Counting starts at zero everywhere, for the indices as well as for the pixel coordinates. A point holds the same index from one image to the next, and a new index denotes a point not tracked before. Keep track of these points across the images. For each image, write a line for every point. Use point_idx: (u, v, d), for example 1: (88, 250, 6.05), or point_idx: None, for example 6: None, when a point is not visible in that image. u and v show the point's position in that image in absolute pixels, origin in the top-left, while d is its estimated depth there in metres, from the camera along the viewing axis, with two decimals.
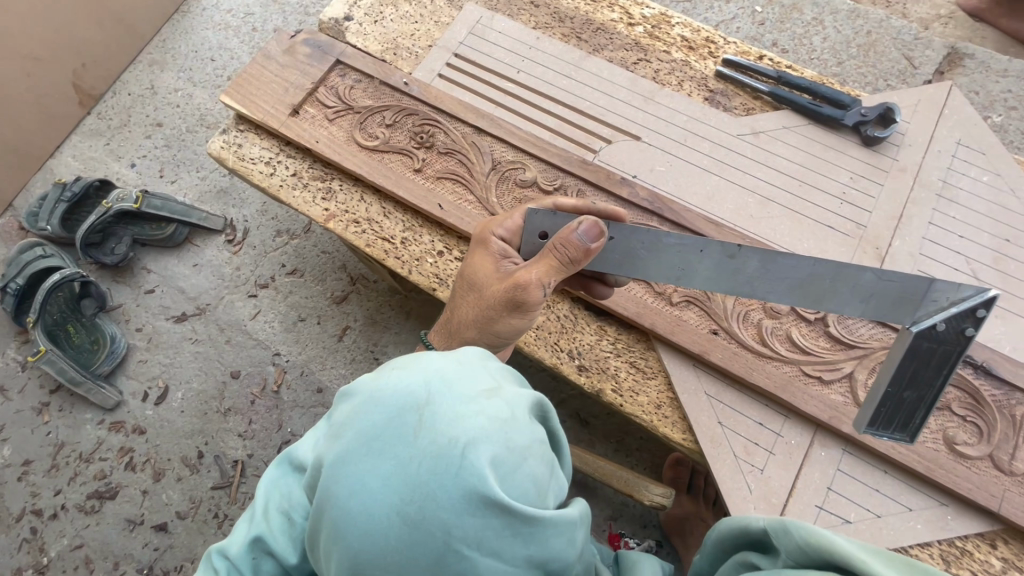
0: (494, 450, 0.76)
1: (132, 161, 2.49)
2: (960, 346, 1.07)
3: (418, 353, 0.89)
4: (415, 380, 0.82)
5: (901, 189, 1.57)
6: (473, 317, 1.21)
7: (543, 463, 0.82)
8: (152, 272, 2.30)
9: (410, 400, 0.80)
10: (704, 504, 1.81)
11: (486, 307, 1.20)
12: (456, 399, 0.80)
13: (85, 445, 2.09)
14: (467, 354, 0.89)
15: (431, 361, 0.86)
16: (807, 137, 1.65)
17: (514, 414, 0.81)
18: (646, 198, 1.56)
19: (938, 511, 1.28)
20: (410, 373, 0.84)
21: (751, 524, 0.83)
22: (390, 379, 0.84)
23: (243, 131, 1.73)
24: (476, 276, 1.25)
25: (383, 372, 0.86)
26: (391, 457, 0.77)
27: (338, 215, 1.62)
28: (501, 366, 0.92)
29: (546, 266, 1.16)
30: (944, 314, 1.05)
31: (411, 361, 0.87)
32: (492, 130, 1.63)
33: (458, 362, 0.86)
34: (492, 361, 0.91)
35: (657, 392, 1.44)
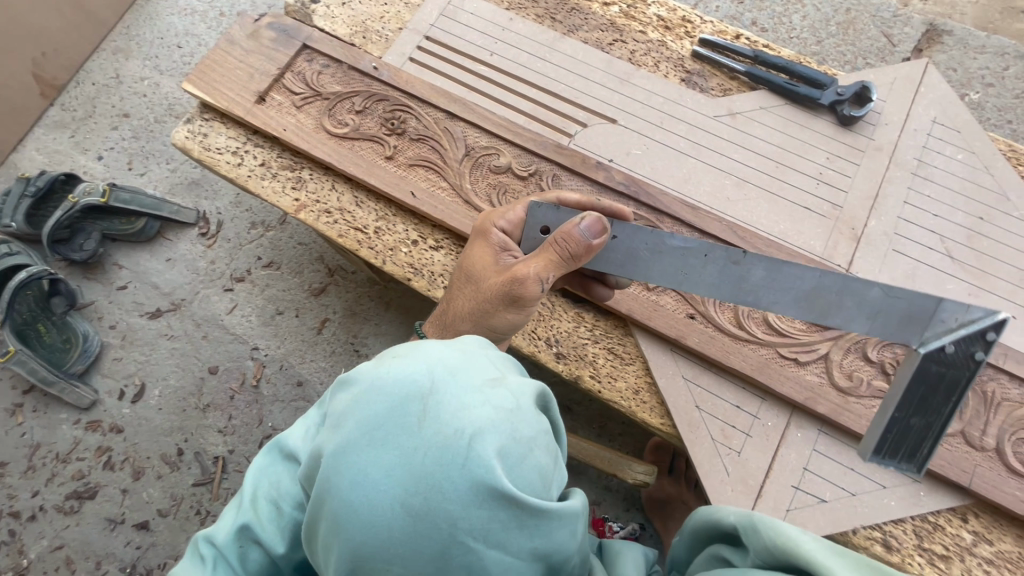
0: (502, 440, 0.73)
1: (98, 153, 2.41)
2: (968, 371, 1.02)
3: (417, 341, 0.85)
4: (418, 367, 0.78)
5: (877, 168, 1.56)
6: (469, 310, 1.17)
7: (549, 455, 0.80)
8: (124, 267, 2.24)
9: (413, 388, 0.76)
10: (685, 483, 1.80)
11: (483, 301, 1.16)
12: (462, 387, 0.76)
13: (62, 445, 2.05)
14: (469, 342, 0.86)
15: (433, 349, 0.82)
16: (784, 117, 1.63)
17: (520, 403, 0.78)
18: (623, 181, 1.53)
19: (911, 488, 1.30)
20: (411, 360, 0.80)
21: (722, 521, 0.90)
22: (390, 367, 0.79)
23: (208, 120, 1.68)
24: (474, 269, 1.21)
25: (384, 358, 0.82)
26: (395, 449, 0.73)
27: (309, 205, 1.58)
28: (503, 353, 0.89)
29: (547, 259, 1.13)
30: (953, 336, 1.02)
31: (410, 348, 0.83)
32: (465, 115, 1.60)
33: (461, 350, 0.83)
34: (493, 349, 0.88)
35: (635, 377, 1.43)
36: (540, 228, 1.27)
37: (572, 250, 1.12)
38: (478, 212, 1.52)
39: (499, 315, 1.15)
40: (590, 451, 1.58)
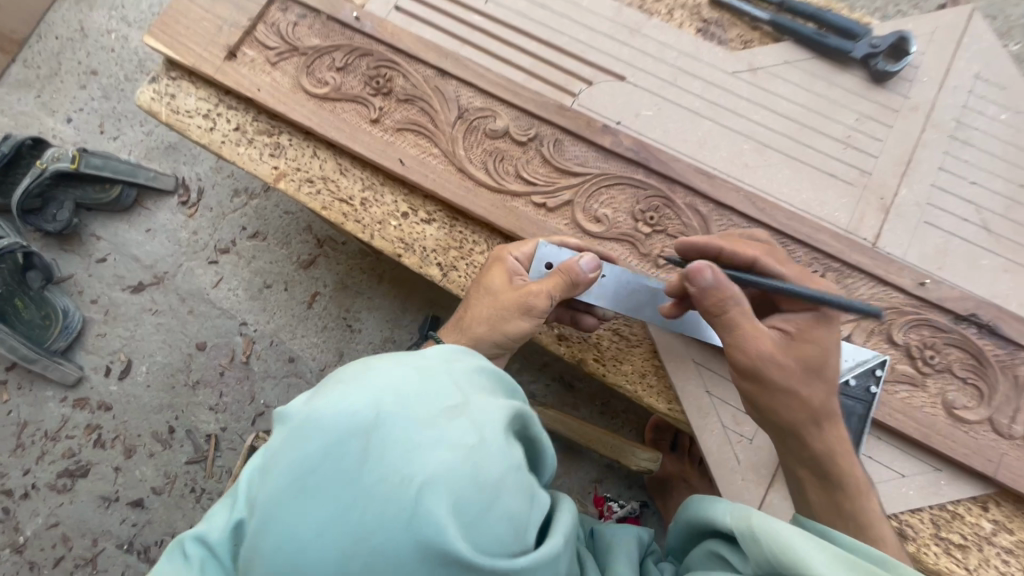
0: (457, 489, 0.64)
1: (67, 115, 2.25)
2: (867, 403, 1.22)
3: (369, 366, 0.76)
4: (364, 401, 0.70)
5: (911, 131, 1.42)
6: (489, 321, 1.15)
7: (520, 496, 0.71)
8: (102, 238, 2.12)
9: (355, 426, 0.68)
10: (688, 462, 1.74)
11: (500, 317, 1.15)
12: (411, 425, 0.67)
13: (50, 423, 1.99)
14: (428, 363, 0.76)
15: (384, 376, 0.73)
16: (810, 73, 1.47)
17: (482, 437, 0.69)
18: (632, 146, 1.39)
19: (931, 476, 1.24)
20: (357, 393, 0.71)
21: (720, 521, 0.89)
22: (332, 399, 0.71)
23: (175, 79, 1.52)
24: (494, 284, 1.19)
25: (327, 390, 0.73)
26: (332, 499, 0.65)
27: (289, 174, 1.45)
28: (471, 369, 0.79)
29: (559, 287, 1.14)
30: (853, 372, 1.23)
31: (360, 375, 0.74)
32: (458, 72, 1.44)
33: (416, 375, 0.74)
34: (458, 366, 0.78)
35: (642, 360, 1.35)
36: (545, 262, 1.22)
37: (580, 282, 1.15)
38: (473, 181, 1.39)
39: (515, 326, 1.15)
40: (595, 437, 1.59)
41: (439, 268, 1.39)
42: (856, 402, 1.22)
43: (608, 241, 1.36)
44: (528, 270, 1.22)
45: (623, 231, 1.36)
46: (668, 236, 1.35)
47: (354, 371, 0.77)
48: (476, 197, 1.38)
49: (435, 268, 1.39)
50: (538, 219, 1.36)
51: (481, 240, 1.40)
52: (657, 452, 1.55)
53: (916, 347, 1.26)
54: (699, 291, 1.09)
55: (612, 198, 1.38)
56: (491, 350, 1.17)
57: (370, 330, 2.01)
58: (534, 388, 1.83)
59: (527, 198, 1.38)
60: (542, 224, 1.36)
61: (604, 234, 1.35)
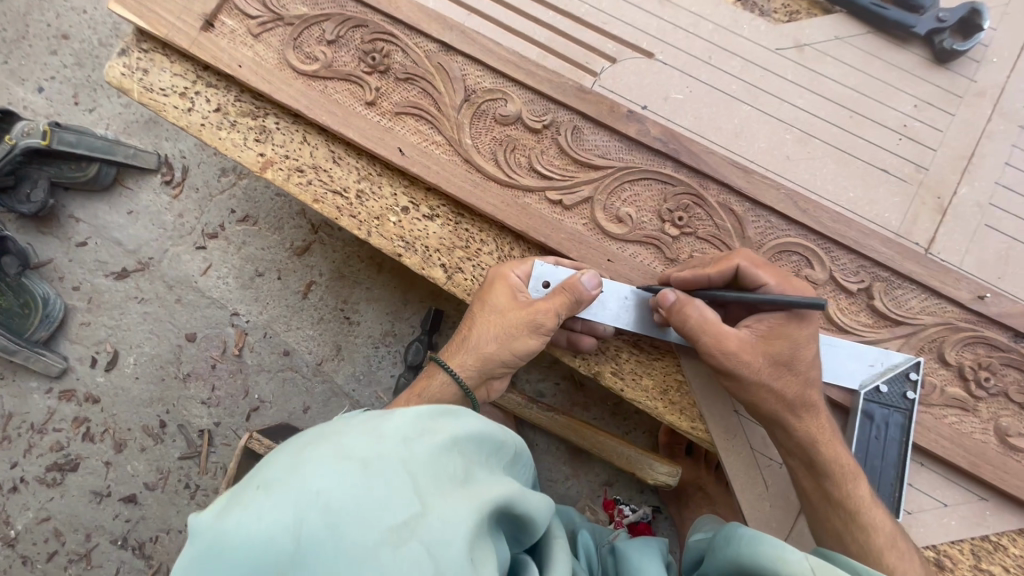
0: None
1: (38, 84, 2.07)
2: (907, 409, 1.12)
3: (301, 457, 0.61)
4: (288, 518, 0.56)
5: (976, 120, 1.25)
6: (499, 340, 1.06)
7: None
8: (82, 220, 1.98)
9: (275, 554, 0.54)
10: (704, 465, 1.63)
11: (507, 337, 1.06)
12: (347, 555, 0.55)
13: (36, 415, 1.89)
14: (379, 449, 0.62)
15: (317, 479, 0.58)
16: (863, 51, 1.30)
17: (439, 561, 0.57)
18: (660, 136, 1.23)
19: (977, 506, 1.14)
20: (280, 503, 0.57)
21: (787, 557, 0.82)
22: (245, 513, 0.56)
23: (148, 51, 1.35)
24: (497, 302, 1.07)
25: (242, 494, 0.59)
26: None
27: (277, 161, 1.30)
28: (435, 447, 0.65)
29: (568, 305, 1.06)
30: (884, 377, 1.13)
31: (288, 471, 0.60)
32: (463, 47, 1.27)
33: (362, 475, 0.59)
34: (419, 448, 0.64)
35: (664, 373, 1.24)
36: (544, 281, 1.12)
37: (583, 300, 1.07)
38: (481, 174, 1.24)
39: (525, 346, 1.06)
40: (604, 445, 1.51)
41: (442, 269, 1.26)
42: (890, 411, 1.12)
43: (631, 243, 1.22)
44: (528, 287, 1.12)
45: (647, 232, 1.22)
46: (697, 239, 1.22)
47: (285, 458, 0.62)
48: (484, 192, 1.23)
49: (439, 269, 1.26)
50: (553, 218, 1.22)
51: (490, 239, 1.27)
52: (678, 466, 1.47)
53: (968, 367, 1.15)
54: (668, 313, 1.08)
55: (636, 195, 1.23)
56: (500, 368, 1.08)
57: (369, 323, 1.89)
58: (543, 389, 1.72)
59: (542, 193, 1.24)
60: (558, 224, 1.22)
61: (626, 237, 1.22)
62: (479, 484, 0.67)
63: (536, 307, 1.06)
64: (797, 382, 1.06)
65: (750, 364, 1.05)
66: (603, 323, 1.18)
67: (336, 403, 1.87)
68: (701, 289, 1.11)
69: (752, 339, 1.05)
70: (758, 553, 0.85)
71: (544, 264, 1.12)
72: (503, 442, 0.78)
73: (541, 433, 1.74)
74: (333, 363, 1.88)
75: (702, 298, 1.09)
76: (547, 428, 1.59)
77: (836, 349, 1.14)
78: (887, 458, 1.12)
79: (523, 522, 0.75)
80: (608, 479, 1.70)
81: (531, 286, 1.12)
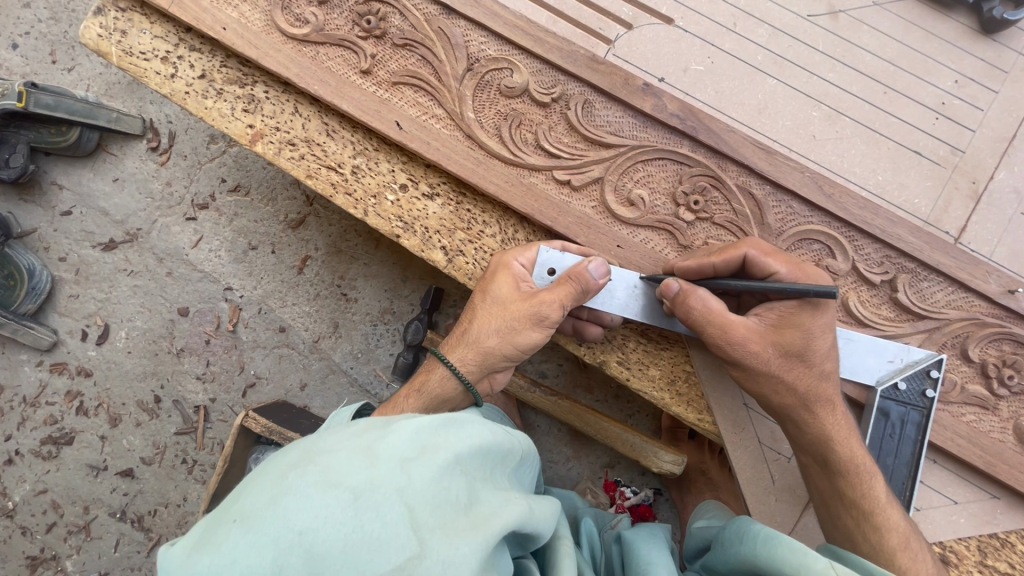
0: None
1: (11, 41, 1.94)
2: (925, 408, 1.07)
3: (283, 489, 0.57)
4: (269, 561, 0.52)
5: (1020, 99, 1.16)
6: (498, 333, 1.00)
7: None
8: (66, 188, 1.89)
9: None
10: (708, 450, 1.60)
11: (508, 330, 1.00)
12: None
13: (28, 389, 1.86)
14: (371, 478, 0.58)
15: (300, 517, 0.54)
16: (902, 20, 1.19)
17: None
18: (677, 112, 1.14)
19: (989, 505, 1.11)
20: (259, 544, 0.53)
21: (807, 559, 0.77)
22: (222, 555, 0.53)
23: (123, 9, 1.25)
24: (498, 294, 1.02)
25: (221, 532, 0.56)
26: None
27: (266, 133, 1.21)
28: (430, 472, 0.60)
29: (571, 295, 0.99)
30: (904, 375, 1.07)
31: (268, 505, 0.56)
32: (466, 9, 1.16)
33: (348, 511, 0.55)
34: (413, 475, 0.59)
35: (672, 364, 1.19)
36: (548, 268, 1.07)
37: (590, 290, 1.01)
38: (484, 151, 1.16)
39: (525, 338, 1.00)
40: (611, 434, 1.48)
41: (443, 252, 1.19)
42: (908, 409, 1.07)
43: (643, 228, 1.15)
44: (531, 277, 1.06)
45: (660, 217, 1.14)
46: (713, 225, 1.14)
47: (267, 487, 0.58)
48: (487, 171, 1.15)
49: (439, 252, 1.19)
50: (560, 199, 1.15)
51: (493, 221, 1.20)
52: (682, 455, 1.44)
53: (992, 364, 1.10)
54: (671, 304, 1.03)
55: (649, 176, 1.15)
56: (501, 361, 1.02)
57: (367, 300, 1.83)
58: (545, 370, 1.68)
59: (549, 172, 1.15)
60: (565, 207, 1.14)
61: (637, 221, 1.14)
62: (483, 504, 0.63)
63: (537, 298, 0.99)
64: (814, 376, 1.01)
65: (756, 352, 0.99)
66: (607, 313, 1.12)
67: (334, 380, 1.83)
68: (707, 278, 1.05)
69: (760, 327, 1.00)
70: (774, 554, 0.80)
71: (549, 250, 1.06)
72: (507, 450, 0.75)
73: (541, 414, 1.71)
74: (330, 340, 1.83)
75: (709, 287, 1.04)
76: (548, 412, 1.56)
77: (856, 344, 1.08)
78: (902, 455, 1.08)
79: (531, 536, 0.71)
80: (609, 461, 1.68)
81: (536, 275, 1.07)
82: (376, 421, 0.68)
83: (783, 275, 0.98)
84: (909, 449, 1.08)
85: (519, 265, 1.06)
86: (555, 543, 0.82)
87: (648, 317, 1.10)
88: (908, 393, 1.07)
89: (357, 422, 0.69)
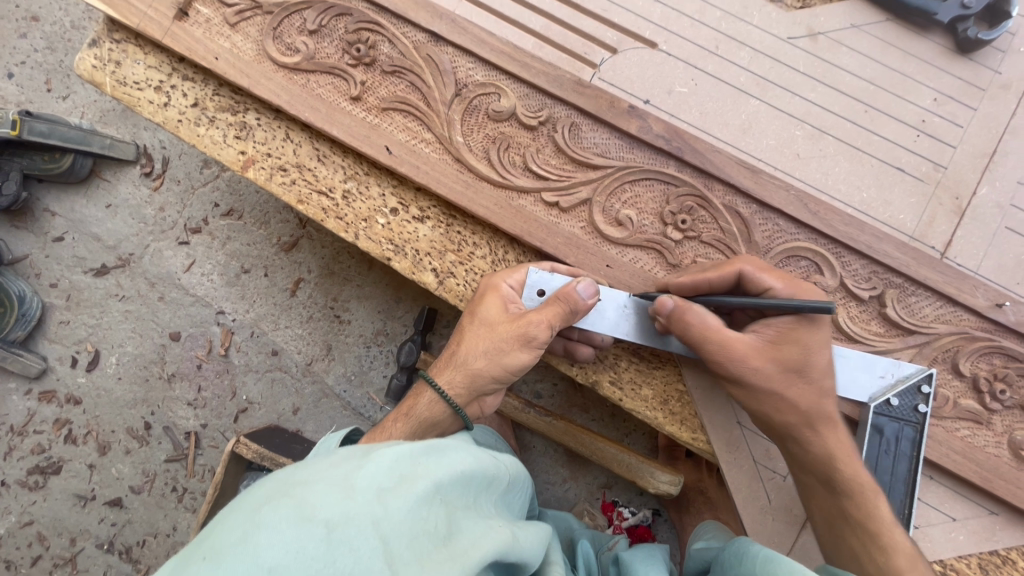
0: None
1: (7, 70, 1.96)
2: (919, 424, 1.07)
3: (256, 525, 0.55)
4: None
5: (998, 115, 1.18)
6: (485, 354, 1.00)
7: None
8: (58, 215, 1.89)
9: None
10: (706, 469, 1.58)
11: (496, 351, 0.99)
12: None
13: (16, 417, 1.83)
14: (346, 510, 0.57)
15: (271, 554, 0.53)
16: (880, 40, 1.22)
17: None
18: (662, 133, 1.15)
19: (988, 521, 1.10)
20: None
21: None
22: None
23: (116, 39, 1.27)
24: (485, 316, 1.02)
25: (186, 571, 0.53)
26: None
27: (258, 159, 1.23)
28: (409, 506, 0.59)
29: (558, 313, 0.99)
30: (895, 391, 1.07)
31: (239, 541, 0.54)
32: (453, 36, 1.18)
33: (323, 546, 0.54)
34: (391, 507, 0.58)
35: (665, 384, 1.18)
36: (538, 289, 1.07)
37: (579, 310, 1.01)
38: (473, 174, 1.17)
39: (514, 359, 0.99)
40: (606, 455, 1.47)
41: (434, 274, 1.20)
42: (902, 424, 1.07)
43: (632, 247, 1.15)
44: (520, 297, 1.07)
45: (648, 237, 1.15)
46: (702, 244, 1.15)
47: (239, 520, 0.57)
48: (476, 193, 1.16)
49: (430, 274, 1.20)
50: (549, 221, 1.15)
51: (483, 242, 1.21)
52: (680, 475, 1.41)
53: (983, 379, 1.09)
54: (665, 321, 1.02)
55: (636, 197, 1.16)
56: (490, 385, 1.02)
57: (360, 322, 1.83)
58: (540, 390, 1.68)
59: (537, 194, 1.16)
60: (553, 228, 1.15)
61: (625, 241, 1.14)
62: (463, 535, 0.63)
63: (525, 318, 0.99)
64: (812, 392, 1.00)
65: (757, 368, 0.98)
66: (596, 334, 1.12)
67: (327, 404, 1.81)
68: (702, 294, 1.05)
69: (759, 343, 0.99)
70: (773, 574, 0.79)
71: (538, 271, 1.07)
72: (490, 477, 0.75)
73: (536, 435, 1.70)
74: (323, 364, 1.82)
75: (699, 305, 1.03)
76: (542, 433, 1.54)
77: (848, 360, 1.08)
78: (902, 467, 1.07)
79: (516, 565, 0.71)
80: (606, 482, 1.66)
81: (527, 296, 1.07)
82: (356, 449, 0.67)
83: (779, 291, 0.98)
84: (908, 461, 1.07)
85: (509, 287, 1.06)
86: (546, 568, 0.81)
87: (639, 336, 1.09)
88: (902, 405, 1.07)
89: (337, 451, 0.68)
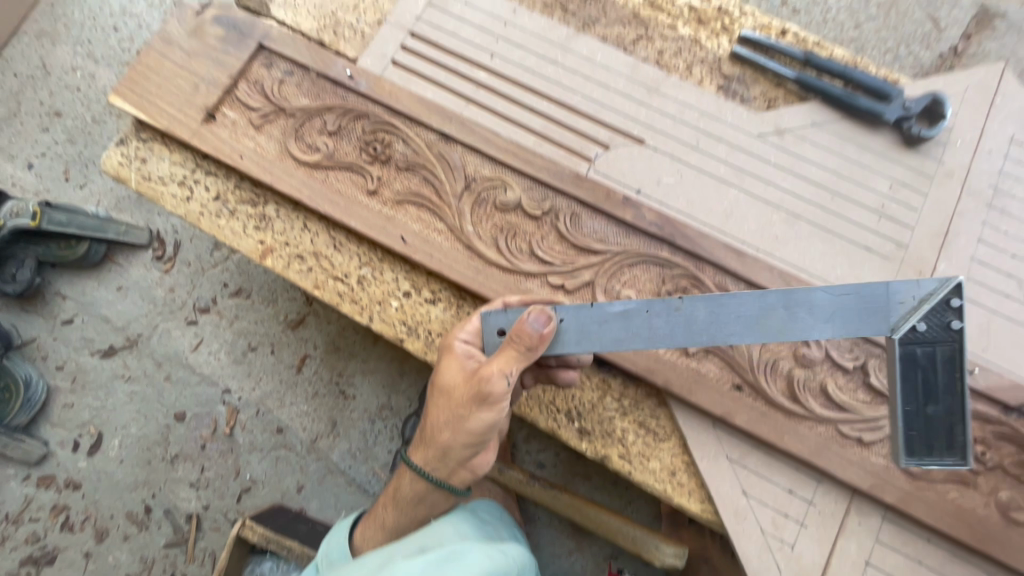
0: None
1: (28, 161, 2.06)
2: (954, 342, 0.90)
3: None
4: None
5: (947, 198, 1.34)
6: (447, 421, 1.05)
7: None
8: (69, 298, 1.94)
9: None
10: (709, 536, 1.53)
11: (456, 420, 1.04)
12: None
13: (10, 505, 1.79)
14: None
15: None
16: (838, 134, 1.38)
17: None
18: (654, 221, 1.27)
19: None
20: None
21: None
22: None
23: (149, 141, 1.37)
24: (444, 383, 1.07)
25: None
26: None
27: (280, 250, 1.33)
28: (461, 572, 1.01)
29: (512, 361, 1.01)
30: (919, 315, 0.89)
31: None
32: (464, 138, 1.32)
33: None
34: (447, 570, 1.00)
35: (670, 456, 1.23)
36: (498, 330, 1.10)
37: (533, 346, 1.00)
38: (483, 260, 1.26)
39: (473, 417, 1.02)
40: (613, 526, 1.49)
41: None
42: (934, 347, 0.91)
43: None
44: (483, 347, 1.11)
45: None
46: None
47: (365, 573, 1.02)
48: (486, 278, 1.25)
49: None
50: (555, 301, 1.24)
51: None
52: (684, 546, 1.45)
53: None
54: None
55: (634, 278, 1.26)
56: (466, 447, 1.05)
57: (366, 396, 1.86)
58: (545, 460, 1.71)
59: (543, 277, 1.26)
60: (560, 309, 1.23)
61: None
62: None
63: (480, 373, 1.02)
64: None
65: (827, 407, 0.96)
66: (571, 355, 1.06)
67: (332, 481, 1.81)
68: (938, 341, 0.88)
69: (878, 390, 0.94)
70: None
71: (491, 314, 1.10)
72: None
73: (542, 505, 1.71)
74: (328, 440, 1.83)
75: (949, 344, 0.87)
76: (549, 506, 1.56)
77: (863, 297, 0.91)
78: (948, 408, 0.91)
79: None
80: (612, 552, 1.66)
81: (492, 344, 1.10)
82: (414, 546, 1.06)
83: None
84: (959, 401, 0.90)
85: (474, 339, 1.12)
86: None
87: (613, 342, 1.01)
88: (925, 333, 0.91)
89: (398, 556, 1.04)
